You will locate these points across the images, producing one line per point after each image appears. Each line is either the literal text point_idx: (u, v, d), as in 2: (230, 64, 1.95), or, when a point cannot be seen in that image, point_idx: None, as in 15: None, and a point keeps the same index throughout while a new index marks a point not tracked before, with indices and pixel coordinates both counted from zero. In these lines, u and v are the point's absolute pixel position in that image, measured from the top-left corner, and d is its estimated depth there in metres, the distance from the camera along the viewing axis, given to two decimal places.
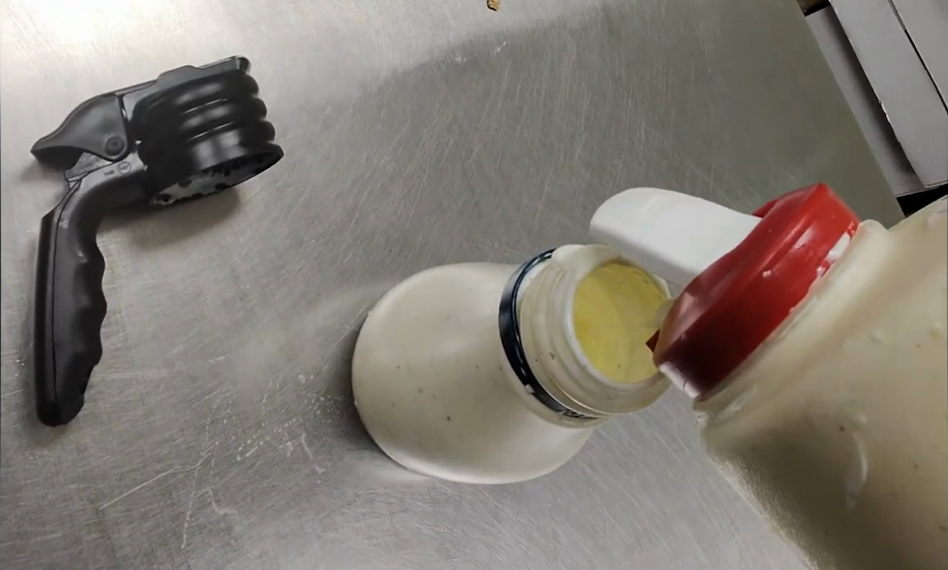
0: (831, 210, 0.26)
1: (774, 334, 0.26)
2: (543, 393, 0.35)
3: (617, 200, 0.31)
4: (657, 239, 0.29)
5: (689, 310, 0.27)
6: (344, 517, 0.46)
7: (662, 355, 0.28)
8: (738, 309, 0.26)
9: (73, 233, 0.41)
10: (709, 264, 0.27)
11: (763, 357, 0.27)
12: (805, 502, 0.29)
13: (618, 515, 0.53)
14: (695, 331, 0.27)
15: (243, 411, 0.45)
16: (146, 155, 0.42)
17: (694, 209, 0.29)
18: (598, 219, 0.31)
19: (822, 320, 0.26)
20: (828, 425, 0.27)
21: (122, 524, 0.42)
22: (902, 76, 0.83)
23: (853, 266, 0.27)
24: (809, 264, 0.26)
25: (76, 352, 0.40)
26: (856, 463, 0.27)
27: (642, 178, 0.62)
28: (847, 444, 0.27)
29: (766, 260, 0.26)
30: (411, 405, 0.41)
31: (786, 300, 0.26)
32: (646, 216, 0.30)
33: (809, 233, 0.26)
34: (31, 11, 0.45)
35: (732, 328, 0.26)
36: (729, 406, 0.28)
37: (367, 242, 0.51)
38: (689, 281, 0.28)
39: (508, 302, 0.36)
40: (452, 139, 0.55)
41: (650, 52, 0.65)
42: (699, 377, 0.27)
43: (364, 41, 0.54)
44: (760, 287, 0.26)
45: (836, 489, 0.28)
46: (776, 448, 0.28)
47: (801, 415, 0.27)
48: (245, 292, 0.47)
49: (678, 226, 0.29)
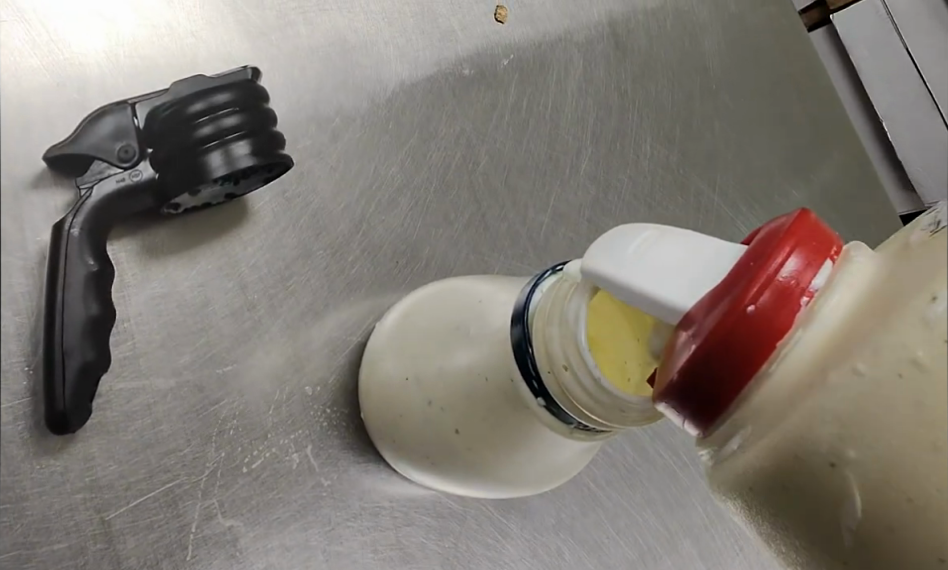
0: (813, 235, 0.26)
1: (765, 367, 0.26)
2: (555, 405, 0.35)
3: (606, 238, 0.30)
4: (645, 275, 0.28)
5: (683, 345, 0.27)
6: (349, 531, 0.46)
7: (661, 394, 0.28)
8: (730, 343, 0.26)
9: (84, 240, 0.41)
10: (699, 299, 0.27)
11: (755, 393, 0.27)
12: (803, 536, 0.29)
13: (622, 531, 0.53)
14: (690, 368, 0.27)
15: (250, 422, 0.45)
16: (157, 163, 0.42)
17: (685, 243, 0.28)
18: (589, 259, 0.30)
19: (808, 351, 0.27)
20: (818, 459, 0.27)
21: (128, 535, 0.42)
22: (902, 94, 0.84)
23: (836, 294, 0.27)
24: (795, 293, 0.26)
25: (85, 360, 0.40)
26: (848, 494, 0.28)
27: (647, 193, 0.62)
28: (837, 478, 0.27)
29: (753, 292, 0.26)
30: (419, 417, 0.41)
31: (775, 330, 0.26)
32: (636, 254, 0.29)
33: (794, 261, 0.26)
34: (43, 18, 0.45)
35: (725, 360, 0.26)
36: (729, 442, 0.28)
37: (375, 253, 0.51)
38: (678, 318, 0.27)
39: (520, 314, 0.36)
40: (459, 151, 0.55)
41: (655, 67, 0.65)
42: (699, 414, 0.27)
43: (372, 52, 0.54)
44: (748, 320, 0.26)
45: (831, 521, 0.28)
46: (771, 482, 0.28)
47: (792, 450, 0.27)
48: (253, 302, 0.46)
49: (668, 261, 0.28)
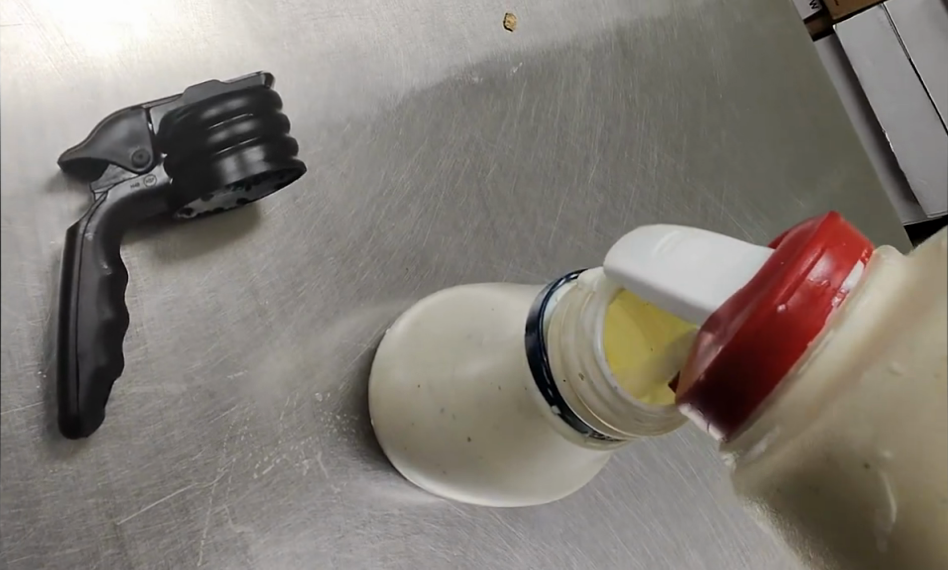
0: (842, 239, 0.27)
1: (794, 369, 0.27)
2: (570, 414, 0.35)
3: (626, 240, 0.31)
4: (671, 276, 0.28)
5: (708, 347, 0.27)
6: (359, 538, 0.46)
7: (687, 395, 0.28)
8: (757, 343, 0.26)
9: (97, 245, 0.40)
10: (724, 301, 0.27)
11: (784, 395, 0.27)
12: (832, 535, 0.30)
13: (629, 541, 0.53)
14: (715, 370, 0.27)
15: (261, 427, 0.45)
16: (171, 169, 0.41)
17: (707, 243, 0.29)
18: (611, 261, 0.30)
19: (839, 355, 0.27)
20: (852, 461, 0.28)
21: (139, 540, 0.41)
22: (904, 107, 0.85)
23: (868, 296, 0.27)
24: (825, 294, 0.26)
25: (98, 364, 0.40)
26: (880, 493, 0.28)
27: (655, 203, 0.62)
28: (872, 480, 0.28)
29: (781, 293, 0.26)
30: (431, 425, 0.41)
31: (803, 331, 0.26)
32: (659, 253, 0.29)
33: (824, 263, 0.26)
34: (58, 22, 0.45)
35: (753, 357, 0.26)
36: (755, 445, 0.28)
37: (384, 260, 0.51)
38: (703, 320, 0.28)
39: (534, 322, 0.36)
40: (469, 158, 0.55)
41: (663, 76, 0.65)
42: (723, 415, 0.28)
43: (383, 59, 0.54)
44: (777, 319, 0.26)
45: (862, 520, 0.29)
46: (802, 484, 0.29)
47: (824, 453, 0.28)
48: (264, 307, 0.46)
49: (693, 262, 0.28)
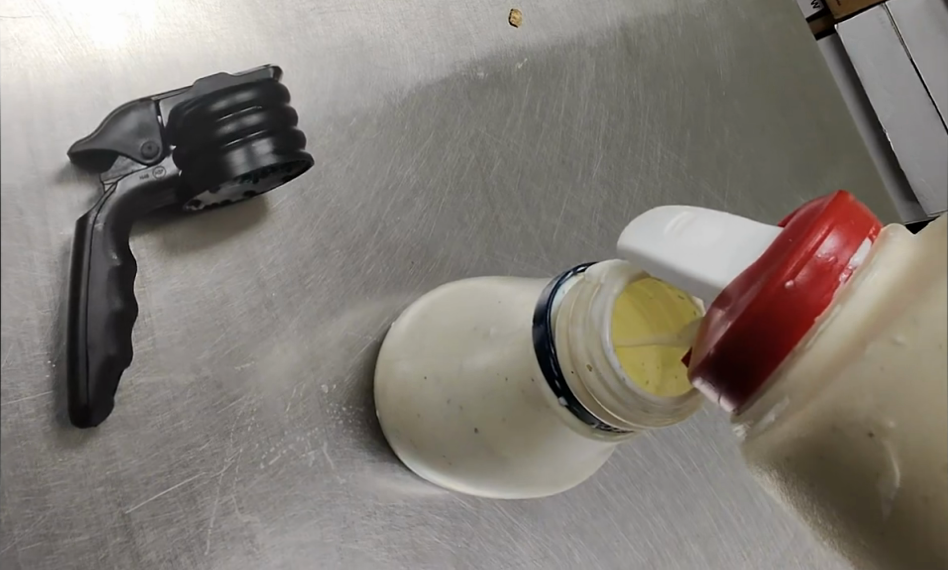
0: (851, 215, 0.27)
1: (803, 342, 0.27)
2: (577, 405, 0.35)
3: (641, 219, 0.31)
4: (686, 255, 0.29)
5: (719, 322, 0.28)
6: (364, 529, 0.46)
7: (697, 368, 0.29)
8: (766, 319, 0.27)
9: (107, 236, 0.41)
10: (735, 277, 0.28)
11: (790, 368, 0.28)
12: (840, 509, 0.30)
13: (632, 535, 0.53)
14: (725, 345, 0.27)
15: (267, 419, 0.45)
16: (180, 160, 0.42)
17: (721, 222, 0.30)
18: (623, 243, 0.31)
19: (846, 327, 0.27)
20: (857, 431, 0.28)
21: (147, 529, 0.42)
22: (906, 105, 0.85)
23: (874, 272, 0.27)
24: (832, 270, 0.27)
25: (108, 353, 0.40)
26: (886, 464, 0.29)
27: (659, 197, 0.62)
28: (875, 449, 0.29)
29: (790, 270, 0.27)
30: (437, 415, 0.41)
31: (811, 307, 0.27)
32: (671, 233, 0.30)
33: (832, 240, 0.27)
34: (68, 15, 0.45)
35: (764, 332, 0.27)
36: (762, 417, 0.29)
37: (389, 255, 0.51)
38: (715, 296, 0.28)
39: (543, 312, 0.36)
40: (474, 153, 0.56)
41: (667, 73, 0.65)
42: (733, 389, 0.28)
43: (389, 52, 0.54)
44: (785, 295, 0.26)
45: (871, 494, 0.29)
46: (808, 455, 0.29)
47: (829, 423, 0.28)
48: (271, 299, 0.47)
49: (705, 242, 0.29)
